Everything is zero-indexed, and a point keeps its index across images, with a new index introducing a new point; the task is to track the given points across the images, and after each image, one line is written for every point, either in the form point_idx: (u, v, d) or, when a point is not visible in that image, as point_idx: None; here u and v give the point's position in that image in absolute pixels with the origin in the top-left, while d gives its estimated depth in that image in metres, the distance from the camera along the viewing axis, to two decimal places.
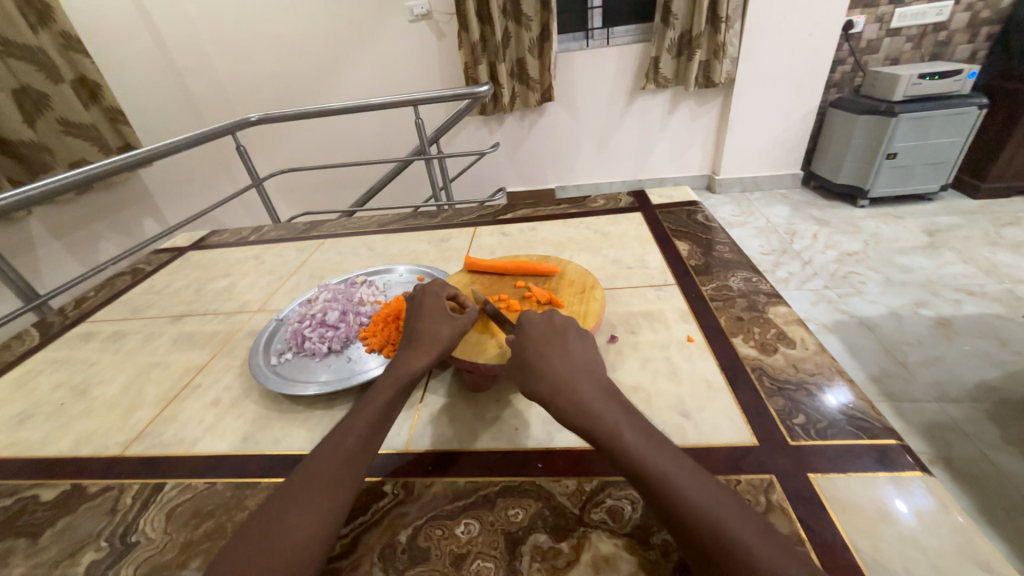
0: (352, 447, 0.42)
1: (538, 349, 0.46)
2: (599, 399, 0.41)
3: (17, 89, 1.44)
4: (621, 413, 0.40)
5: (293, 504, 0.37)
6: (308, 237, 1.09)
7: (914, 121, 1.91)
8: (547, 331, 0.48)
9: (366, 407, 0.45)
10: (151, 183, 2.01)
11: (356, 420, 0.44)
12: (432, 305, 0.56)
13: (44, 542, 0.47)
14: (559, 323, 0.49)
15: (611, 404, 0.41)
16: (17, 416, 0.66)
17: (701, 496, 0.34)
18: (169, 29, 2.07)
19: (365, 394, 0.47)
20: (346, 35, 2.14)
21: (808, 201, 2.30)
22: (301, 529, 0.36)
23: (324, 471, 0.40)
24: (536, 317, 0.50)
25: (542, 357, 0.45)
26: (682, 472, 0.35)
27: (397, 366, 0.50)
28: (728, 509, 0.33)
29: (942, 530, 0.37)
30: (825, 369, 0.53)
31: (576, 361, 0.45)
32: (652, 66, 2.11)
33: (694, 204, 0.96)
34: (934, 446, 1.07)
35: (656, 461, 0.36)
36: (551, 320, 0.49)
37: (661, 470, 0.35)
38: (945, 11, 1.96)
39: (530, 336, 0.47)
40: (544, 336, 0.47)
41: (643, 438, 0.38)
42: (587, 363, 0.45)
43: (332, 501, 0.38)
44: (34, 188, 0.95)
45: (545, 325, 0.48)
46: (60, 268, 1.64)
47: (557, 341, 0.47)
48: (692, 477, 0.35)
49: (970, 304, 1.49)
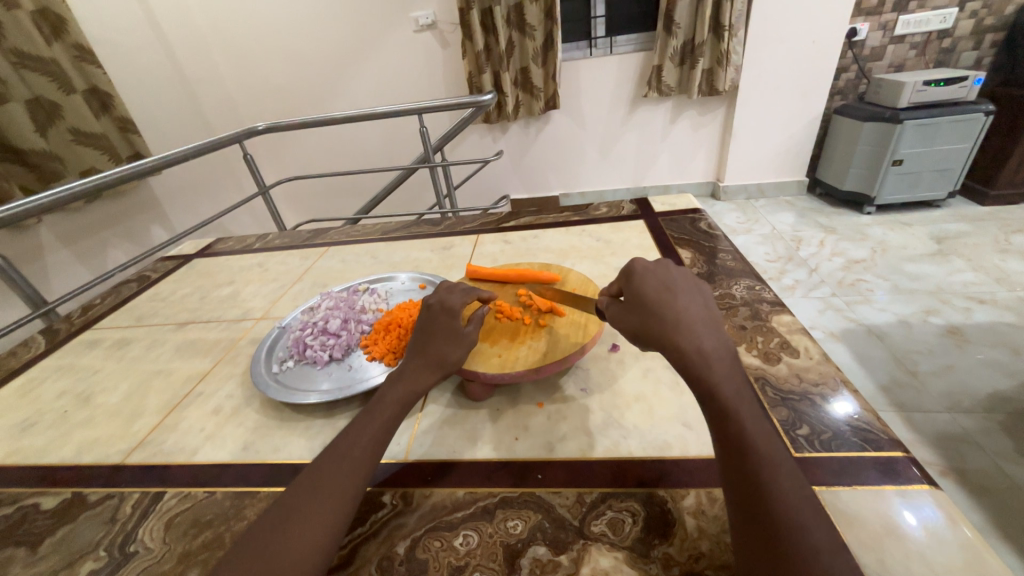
0: (357, 459, 0.41)
1: (663, 295, 0.44)
2: (720, 361, 0.40)
3: (30, 100, 1.47)
4: (738, 381, 0.39)
5: (299, 512, 0.37)
6: (312, 245, 1.10)
7: (920, 128, 1.89)
8: (669, 280, 0.46)
9: (372, 416, 0.45)
10: (160, 191, 2.04)
11: (364, 426, 0.44)
12: (441, 322, 0.52)
13: (43, 551, 0.47)
14: (673, 279, 0.46)
15: (731, 368, 0.40)
16: (20, 424, 0.66)
17: (791, 487, 0.33)
18: (180, 42, 2.12)
19: (370, 406, 0.47)
20: (353, 46, 2.18)
21: (813, 208, 2.29)
22: (304, 539, 0.36)
23: (329, 482, 0.39)
24: (656, 266, 0.48)
25: (665, 303, 0.43)
26: (781, 466, 0.34)
27: (399, 381, 0.48)
28: (812, 504, 0.32)
29: (952, 545, 0.36)
30: (830, 380, 0.53)
31: (697, 317, 0.43)
32: (654, 75, 2.11)
33: (697, 212, 0.96)
34: (946, 458, 1.05)
35: (759, 441, 0.35)
36: (671, 271, 0.48)
37: (765, 450, 0.35)
38: (949, 18, 1.95)
39: (653, 283, 0.45)
40: (664, 285, 0.45)
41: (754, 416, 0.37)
42: (709, 317, 0.44)
43: (335, 513, 0.38)
44: (46, 196, 0.96)
45: (661, 276, 0.46)
46: (69, 274, 1.66)
47: (682, 293, 0.45)
48: (789, 474, 0.34)
49: (980, 312, 1.47)
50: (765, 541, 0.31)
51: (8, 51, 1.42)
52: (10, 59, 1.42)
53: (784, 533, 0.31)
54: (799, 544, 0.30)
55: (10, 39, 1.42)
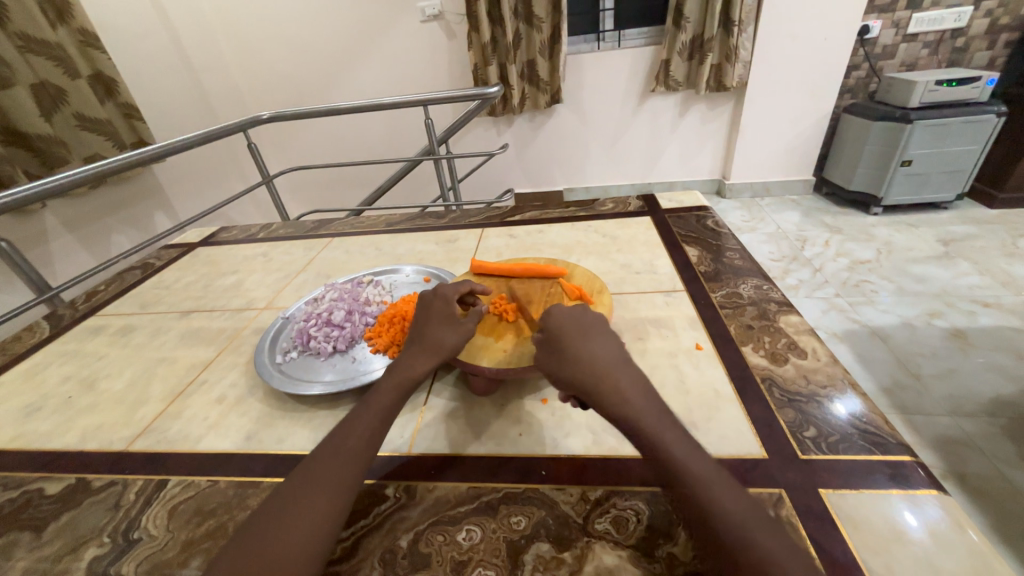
0: (354, 448, 0.41)
1: (572, 339, 0.44)
2: (641, 397, 0.39)
3: (35, 83, 1.46)
4: (658, 411, 0.39)
5: (292, 505, 0.37)
6: (316, 235, 1.09)
7: (930, 128, 1.87)
8: (582, 321, 0.46)
9: (368, 406, 0.45)
10: (164, 178, 2.04)
11: (356, 417, 0.44)
12: (439, 309, 0.54)
13: (48, 536, 0.47)
14: (586, 317, 0.46)
15: (650, 402, 0.39)
16: (24, 409, 0.66)
17: (733, 508, 0.32)
18: (186, 29, 2.10)
19: (366, 394, 0.46)
20: (359, 35, 2.16)
21: (819, 207, 2.28)
22: (297, 533, 0.35)
23: (325, 475, 0.39)
24: (571, 306, 0.48)
25: (577, 346, 0.43)
26: (719, 490, 0.33)
27: (393, 370, 0.48)
28: (758, 524, 0.32)
29: (957, 550, 0.36)
30: (837, 381, 0.52)
31: (610, 353, 0.43)
32: (662, 69, 2.09)
33: (704, 209, 0.95)
34: (946, 461, 1.05)
35: (697, 468, 0.35)
36: (585, 310, 0.48)
37: (698, 476, 0.34)
38: (964, 17, 1.92)
39: (564, 326, 0.45)
40: (578, 327, 0.45)
41: (683, 443, 0.36)
42: (621, 353, 0.43)
43: (333, 505, 0.37)
44: (49, 181, 0.95)
45: (576, 316, 0.47)
46: (72, 260, 1.66)
47: (592, 331, 0.45)
48: (732, 495, 0.33)
49: (985, 315, 1.47)
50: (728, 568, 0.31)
51: (13, 34, 1.40)
52: (15, 43, 1.41)
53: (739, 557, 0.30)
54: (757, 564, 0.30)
55: (15, 22, 1.40)
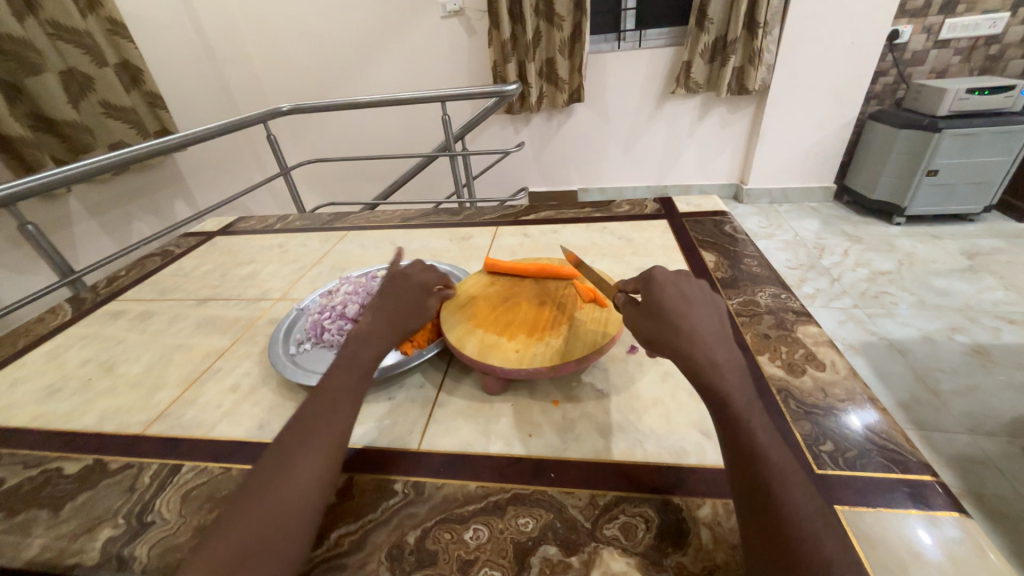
0: (340, 418, 0.43)
1: (677, 306, 0.43)
2: (735, 371, 0.39)
3: (64, 71, 1.50)
4: (749, 392, 0.38)
5: (286, 468, 0.38)
6: (332, 228, 1.10)
7: (959, 138, 1.82)
8: (685, 291, 0.45)
9: (339, 380, 0.46)
10: (185, 168, 2.07)
11: (338, 387, 0.45)
12: (414, 295, 0.54)
13: (65, 515, 0.48)
14: (691, 290, 0.45)
15: (742, 379, 0.39)
16: (46, 390, 0.68)
17: (806, 499, 0.32)
18: (210, 20, 2.13)
19: (340, 367, 0.47)
20: (380, 30, 2.17)
21: (839, 215, 2.23)
22: (293, 491, 0.37)
23: (305, 443, 0.40)
24: (674, 274, 0.47)
25: (682, 311, 0.43)
26: (793, 477, 0.33)
27: (370, 341, 0.50)
28: (826, 518, 0.31)
29: (978, 573, 0.34)
30: (856, 396, 0.51)
31: (710, 327, 0.42)
32: (684, 71, 2.06)
33: (721, 214, 0.93)
34: (963, 480, 1.02)
35: (775, 453, 0.34)
36: (689, 282, 0.46)
37: (776, 461, 0.34)
38: (999, 23, 1.86)
39: (669, 291, 0.44)
40: (684, 295, 0.44)
41: (767, 427, 0.36)
42: (722, 330, 0.42)
43: (322, 473, 0.38)
44: (75, 167, 0.97)
45: (680, 287, 0.45)
46: (95, 245, 1.70)
47: (698, 303, 0.44)
48: (804, 486, 0.33)
49: (1009, 332, 1.42)
50: (773, 554, 0.30)
51: (44, 22, 1.44)
52: (46, 30, 1.44)
53: (795, 542, 0.30)
54: (812, 554, 0.29)
55: (47, 11, 1.43)
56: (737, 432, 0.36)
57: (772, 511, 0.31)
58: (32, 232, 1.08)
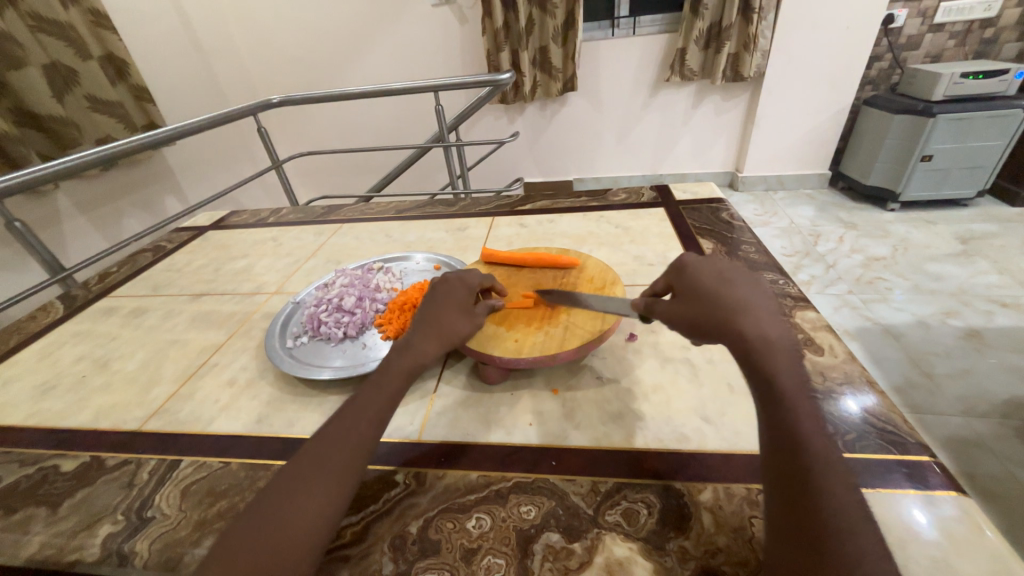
0: (362, 431, 0.40)
1: (712, 288, 0.42)
2: (778, 352, 0.38)
3: (46, 65, 1.46)
4: (794, 377, 0.36)
5: (310, 478, 0.37)
6: (326, 221, 1.09)
7: (954, 122, 1.82)
8: (721, 272, 0.44)
9: (377, 388, 0.44)
10: (175, 162, 2.04)
11: (375, 394, 0.43)
12: (457, 294, 0.54)
13: (64, 512, 0.47)
14: (727, 271, 0.44)
15: (790, 361, 0.37)
16: (40, 388, 0.67)
17: (841, 492, 0.30)
18: (195, 10, 2.08)
19: (377, 373, 0.45)
20: (370, 19, 2.13)
21: (834, 202, 2.24)
22: (310, 505, 0.35)
23: (332, 454, 0.38)
24: (708, 259, 0.46)
25: (717, 293, 0.42)
26: (833, 469, 0.32)
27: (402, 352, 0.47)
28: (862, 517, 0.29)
29: (974, 549, 0.35)
30: (855, 379, 0.51)
31: (748, 305, 0.41)
32: (678, 58, 2.04)
33: (718, 201, 0.93)
34: (958, 461, 1.03)
35: (813, 443, 0.33)
36: (726, 263, 0.46)
37: (816, 451, 0.33)
38: (994, 7, 1.85)
39: (704, 275, 0.44)
40: (720, 275, 0.44)
41: (809, 415, 0.35)
42: (769, 309, 0.41)
43: (338, 486, 0.37)
44: (62, 161, 0.95)
45: (713, 269, 0.45)
46: (85, 242, 1.68)
47: (737, 282, 0.43)
48: (842, 480, 0.31)
49: (1002, 316, 1.43)
50: (802, 545, 0.29)
51: (26, 14, 1.40)
52: (27, 22, 1.40)
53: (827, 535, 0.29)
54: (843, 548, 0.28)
55: (28, 3, 1.39)
56: (778, 419, 0.35)
57: (806, 501, 0.31)
58: (20, 228, 1.06)
